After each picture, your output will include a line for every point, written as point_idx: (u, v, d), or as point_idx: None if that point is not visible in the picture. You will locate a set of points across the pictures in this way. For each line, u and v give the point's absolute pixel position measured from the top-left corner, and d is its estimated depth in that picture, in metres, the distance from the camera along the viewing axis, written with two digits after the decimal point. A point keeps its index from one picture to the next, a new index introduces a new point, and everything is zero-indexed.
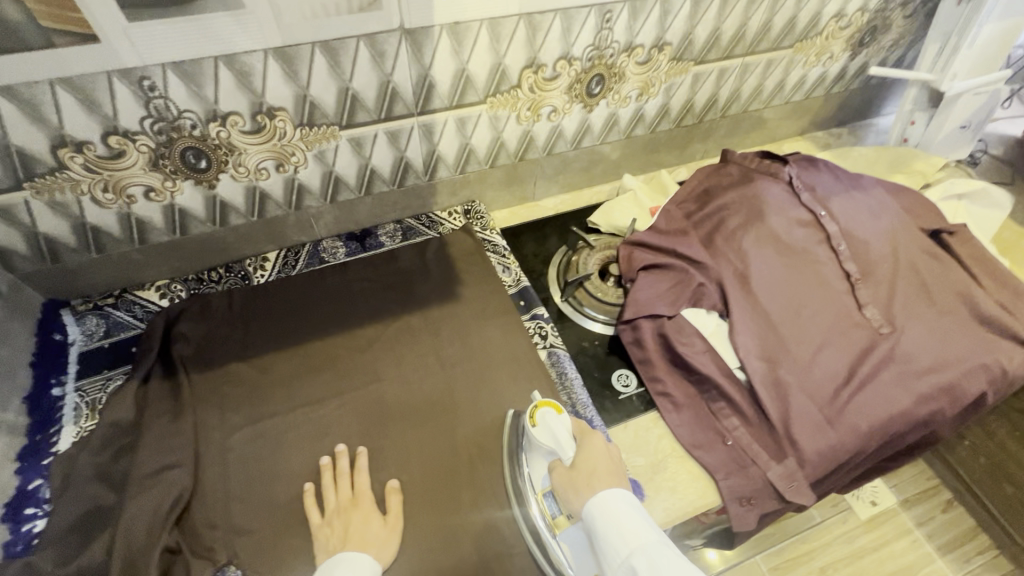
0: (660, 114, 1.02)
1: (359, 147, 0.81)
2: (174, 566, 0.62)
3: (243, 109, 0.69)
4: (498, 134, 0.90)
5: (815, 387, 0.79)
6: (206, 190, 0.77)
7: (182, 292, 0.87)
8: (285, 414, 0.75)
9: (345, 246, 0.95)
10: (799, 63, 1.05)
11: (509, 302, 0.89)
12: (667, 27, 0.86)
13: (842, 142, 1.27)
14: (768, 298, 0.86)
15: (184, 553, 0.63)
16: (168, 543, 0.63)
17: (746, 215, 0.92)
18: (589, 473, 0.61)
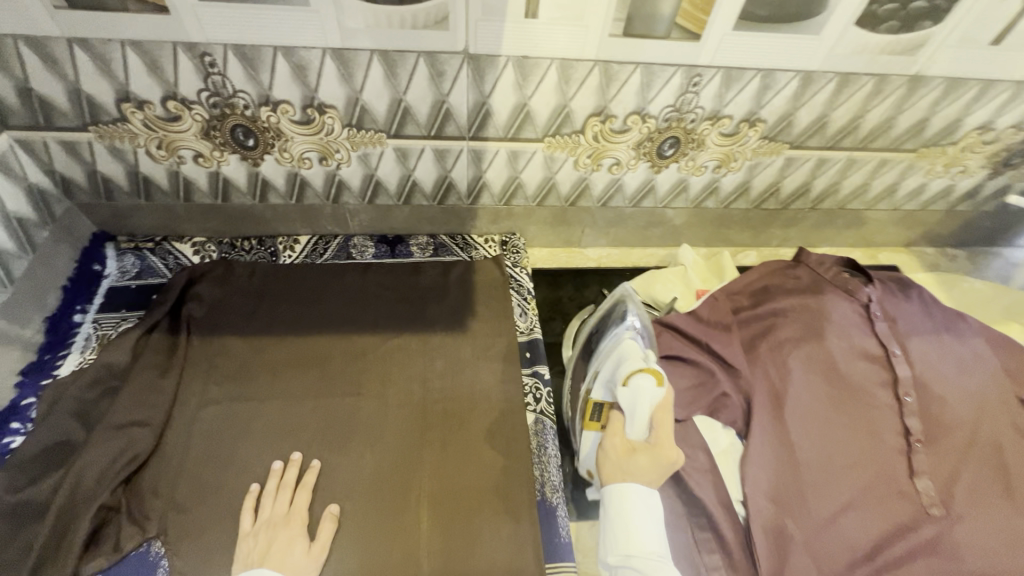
0: (738, 191, 0.92)
1: (404, 158, 0.80)
2: (109, 523, 0.64)
3: (295, 99, 0.70)
4: (550, 174, 0.85)
5: (824, 553, 0.67)
6: (250, 166, 0.79)
7: (213, 253, 0.90)
8: (260, 402, 0.75)
9: (374, 248, 0.93)
10: (918, 170, 0.91)
11: (515, 350, 0.84)
12: (764, 103, 0.76)
13: (953, 267, 1.09)
14: (799, 432, 0.74)
15: (120, 514, 0.64)
16: (107, 500, 0.64)
17: (800, 330, 0.81)
18: (632, 469, 0.65)
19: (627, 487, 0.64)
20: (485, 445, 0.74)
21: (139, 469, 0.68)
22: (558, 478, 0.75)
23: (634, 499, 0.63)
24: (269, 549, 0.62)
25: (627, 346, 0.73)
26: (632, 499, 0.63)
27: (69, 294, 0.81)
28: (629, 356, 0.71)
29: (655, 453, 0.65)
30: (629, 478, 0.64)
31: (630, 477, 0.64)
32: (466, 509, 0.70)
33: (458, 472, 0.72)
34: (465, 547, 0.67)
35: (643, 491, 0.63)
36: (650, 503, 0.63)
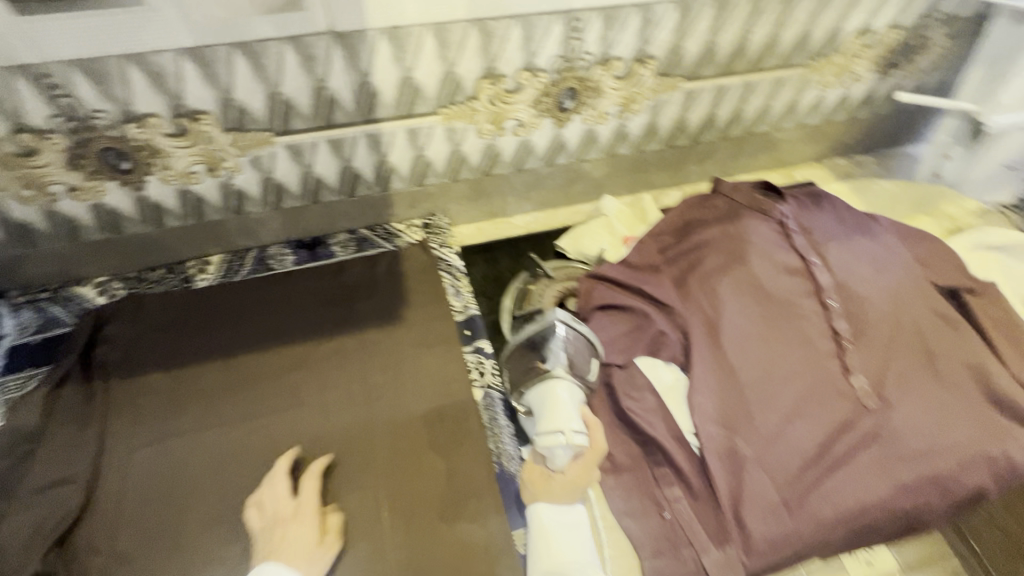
0: (647, 133, 0.92)
1: (298, 154, 0.76)
2: None
3: (161, 111, 0.65)
4: (455, 147, 0.83)
5: (776, 465, 0.70)
6: (134, 191, 0.74)
7: (120, 290, 0.84)
8: (196, 434, 0.72)
9: (293, 255, 0.89)
10: (813, 83, 0.93)
11: (452, 331, 0.82)
12: (650, 39, 0.76)
13: (865, 172, 1.13)
14: (737, 355, 0.76)
15: None
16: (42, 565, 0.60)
17: (725, 258, 0.82)
18: (551, 495, 0.67)
19: (545, 510, 0.66)
20: (440, 430, 0.74)
21: (72, 529, 0.64)
22: (515, 450, 0.75)
23: (551, 520, 0.66)
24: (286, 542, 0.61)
25: (553, 390, 0.71)
26: (550, 519, 0.66)
27: None
28: (555, 406, 0.69)
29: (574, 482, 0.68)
30: (546, 506, 0.67)
31: (547, 502, 0.67)
32: (428, 495, 0.69)
33: (415, 462, 0.71)
34: (432, 533, 0.66)
35: (562, 515, 0.67)
36: (567, 524, 0.66)
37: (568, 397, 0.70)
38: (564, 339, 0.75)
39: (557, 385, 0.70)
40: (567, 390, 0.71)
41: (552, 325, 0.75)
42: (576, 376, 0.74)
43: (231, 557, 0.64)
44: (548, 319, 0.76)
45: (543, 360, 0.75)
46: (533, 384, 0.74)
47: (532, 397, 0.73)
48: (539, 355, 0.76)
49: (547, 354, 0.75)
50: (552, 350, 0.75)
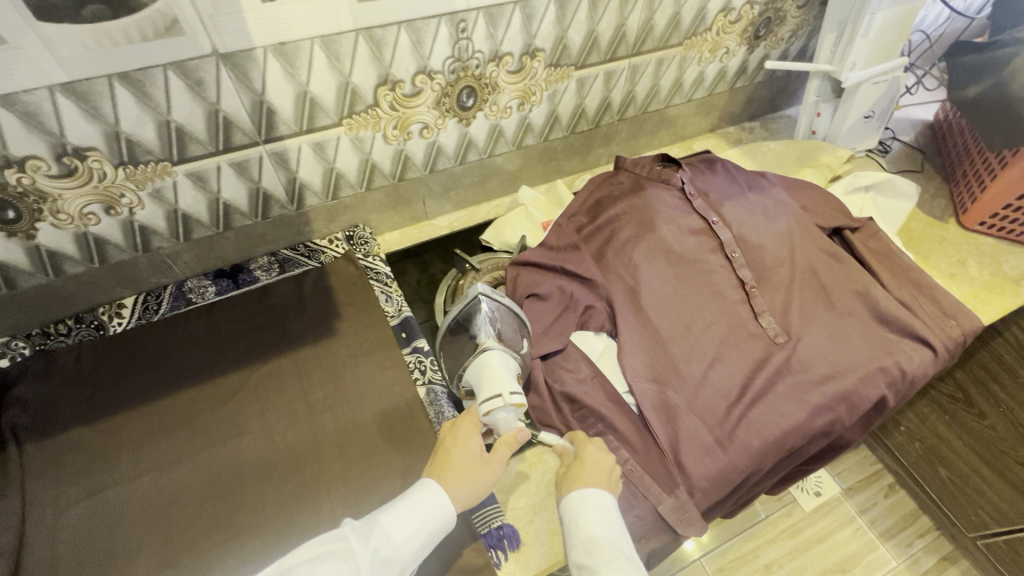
0: (550, 122, 0.97)
1: (202, 182, 0.75)
2: None
3: (42, 152, 0.63)
4: (365, 155, 0.84)
5: (705, 407, 0.76)
6: (25, 241, 0.70)
7: (25, 349, 0.79)
8: (130, 481, 0.69)
9: (214, 285, 0.87)
10: (692, 60, 1.02)
11: (389, 336, 0.83)
12: (534, 33, 0.81)
13: (753, 137, 1.24)
14: (658, 314, 0.82)
15: None
16: None
17: (636, 227, 0.88)
18: (585, 478, 0.66)
19: (582, 495, 0.64)
20: (389, 433, 0.74)
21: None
22: None
23: (587, 500, 0.64)
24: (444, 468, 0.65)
25: (486, 360, 0.71)
26: (583, 500, 0.64)
27: None
28: (489, 374, 0.70)
29: (602, 460, 0.68)
30: (579, 488, 0.65)
31: (581, 486, 0.65)
32: (386, 495, 0.70)
33: (368, 467, 0.71)
34: None
35: (598, 495, 0.64)
36: (603, 506, 0.63)
37: (501, 362, 0.71)
38: (489, 312, 0.76)
39: (489, 354, 0.72)
40: (499, 356, 0.72)
41: (476, 299, 0.76)
42: (510, 346, 0.75)
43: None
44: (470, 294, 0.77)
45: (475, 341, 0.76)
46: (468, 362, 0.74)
47: (469, 376, 0.74)
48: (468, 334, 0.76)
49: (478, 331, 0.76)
50: (480, 324, 0.76)
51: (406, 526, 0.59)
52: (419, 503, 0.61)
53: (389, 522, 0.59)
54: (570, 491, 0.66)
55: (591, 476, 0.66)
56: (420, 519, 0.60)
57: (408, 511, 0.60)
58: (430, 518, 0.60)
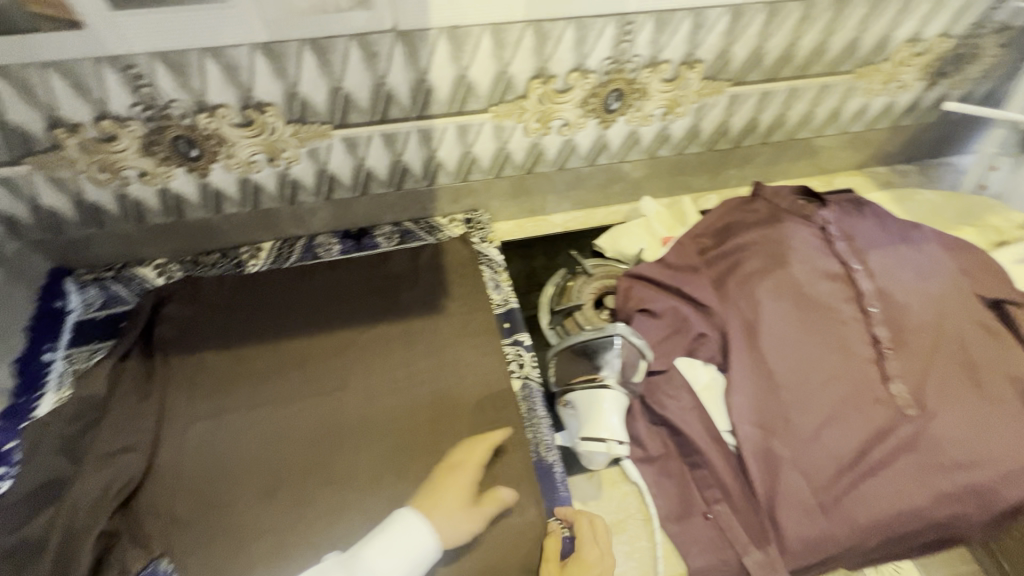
0: (689, 136, 0.94)
1: (353, 147, 0.79)
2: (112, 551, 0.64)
3: (231, 102, 0.69)
4: (502, 144, 0.85)
5: (812, 466, 0.71)
6: (199, 177, 0.78)
7: (177, 272, 0.88)
8: (247, 411, 0.75)
9: (340, 244, 0.93)
10: (859, 90, 0.93)
11: (492, 324, 0.84)
12: (699, 43, 0.77)
13: (906, 182, 1.12)
14: (775, 357, 0.77)
15: (122, 540, 0.64)
16: (108, 527, 0.64)
17: (766, 261, 0.83)
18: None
19: None
20: (480, 420, 0.75)
21: (133, 494, 0.68)
22: (552, 439, 0.76)
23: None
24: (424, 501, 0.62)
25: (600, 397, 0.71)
26: None
27: (36, 334, 0.79)
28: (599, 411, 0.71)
29: (602, 572, 0.64)
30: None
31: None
32: None
33: (457, 449, 0.73)
34: None
35: None
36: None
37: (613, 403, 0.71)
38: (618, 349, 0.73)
39: (604, 394, 0.70)
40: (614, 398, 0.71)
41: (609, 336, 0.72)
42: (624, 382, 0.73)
43: (277, 534, 0.66)
44: (608, 331, 0.72)
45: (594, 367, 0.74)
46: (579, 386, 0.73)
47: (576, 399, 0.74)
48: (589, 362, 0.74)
49: (600, 362, 0.73)
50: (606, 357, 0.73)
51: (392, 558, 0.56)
52: (397, 537, 0.57)
53: (370, 554, 0.56)
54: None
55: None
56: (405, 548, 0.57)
57: (389, 545, 0.57)
58: (417, 549, 0.57)
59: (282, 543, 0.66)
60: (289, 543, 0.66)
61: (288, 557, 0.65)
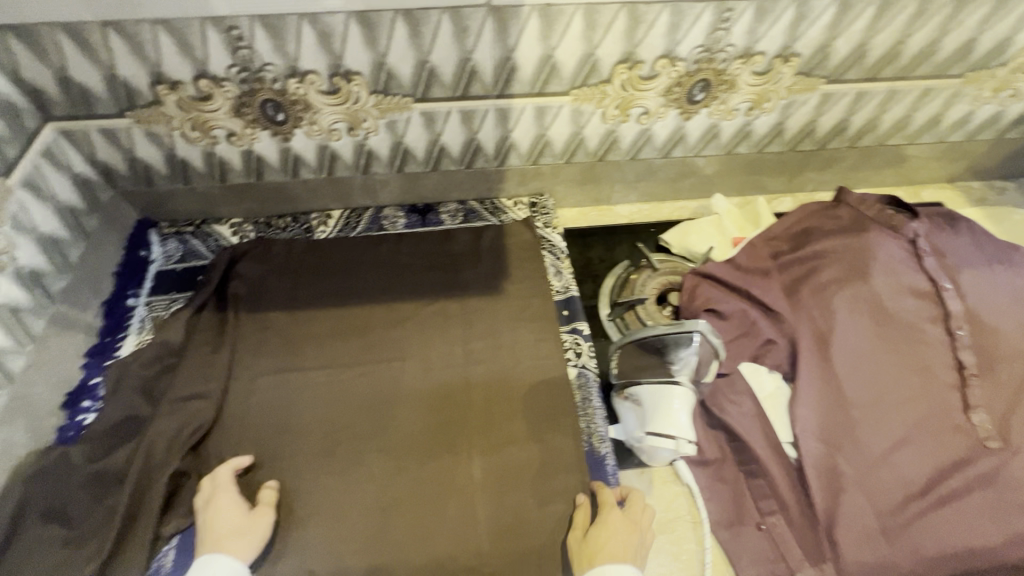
0: (772, 134, 0.90)
1: (431, 122, 0.80)
2: (181, 489, 0.67)
3: (321, 68, 0.70)
4: (578, 129, 0.84)
5: (878, 489, 0.67)
6: (281, 142, 0.80)
7: (250, 233, 0.91)
8: (310, 371, 0.78)
9: (405, 218, 0.94)
10: (965, 97, 0.87)
11: (552, 310, 0.83)
12: (799, 35, 0.74)
13: (1002, 200, 1.04)
14: (847, 371, 0.73)
15: (191, 479, 0.68)
16: (179, 467, 0.67)
17: (845, 270, 0.79)
18: (611, 549, 0.61)
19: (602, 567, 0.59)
20: (533, 403, 0.76)
21: (202, 440, 0.71)
22: (605, 431, 0.75)
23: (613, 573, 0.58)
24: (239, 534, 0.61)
25: (671, 397, 0.61)
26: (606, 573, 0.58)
27: (122, 280, 0.83)
28: (667, 410, 0.61)
29: (626, 530, 0.63)
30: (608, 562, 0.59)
31: (609, 559, 0.59)
32: (519, 463, 0.71)
33: (509, 429, 0.74)
34: (520, 498, 0.69)
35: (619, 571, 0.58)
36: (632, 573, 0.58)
37: (684, 403, 0.61)
38: (694, 349, 0.63)
39: (676, 391, 0.60)
40: (684, 398, 0.61)
41: (689, 332, 0.62)
42: (696, 381, 0.64)
43: (333, 491, 0.68)
44: (687, 327, 0.62)
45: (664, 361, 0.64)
46: (647, 379, 0.63)
47: (640, 392, 0.63)
48: (660, 357, 0.64)
49: (672, 358, 0.63)
50: (681, 353, 0.63)
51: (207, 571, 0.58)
52: None
53: None
54: (594, 563, 0.59)
55: (617, 548, 0.61)
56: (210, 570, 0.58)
57: None
58: None
59: (337, 500, 0.68)
60: (344, 501, 0.68)
61: (343, 514, 0.67)
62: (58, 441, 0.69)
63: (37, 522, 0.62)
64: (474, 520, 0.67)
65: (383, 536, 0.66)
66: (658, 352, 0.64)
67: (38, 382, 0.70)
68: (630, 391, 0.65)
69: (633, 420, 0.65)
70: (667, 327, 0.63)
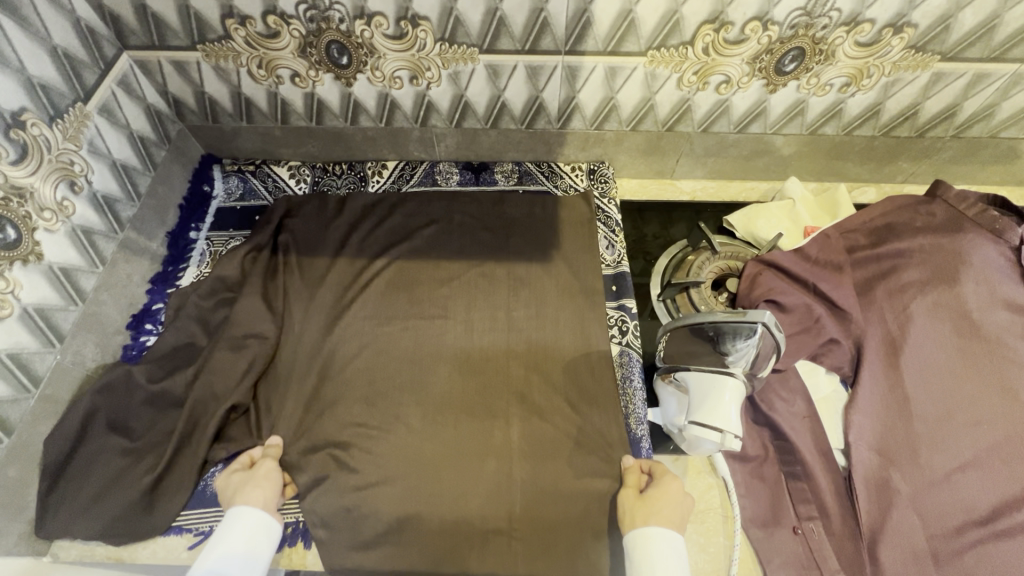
0: (866, 115, 0.81)
1: (495, 75, 0.76)
2: (234, 421, 0.71)
3: (389, 11, 0.68)
4: (650, 94, 0.78)
5: (934, 510, 0.62)
6: (344, 86, 0.79)
7: (307, 177, 0.92)
8: (356, 320, 0.79)
9: (459, 174, 0.92)
10: None
11: (600, 283, 0.81)
12: (919, 2, 0.65)
13: None
14: (916, 382, 0.68)
15: (250, 415, 0.71)
16: (235, 403, 0.70)
17: (930, 274, 0.72)
18: (661, 513, 0.59)
19: (653, 531, 0.57)
20: (575, 376, 0.74)
21: (259, 380, 0.74)
22: (644, 413, 0.73)
23: (659, 536, 0.57)
24: (247, 488, 0.61)
25: (720, 388, 0.57)
26: (656, 540, 0.56)
27: (186, 214, 0.86)
28: (713, 402, 0.57)
29: (683, 498, 0.61)
30: (657, 521, 0.58)
31: (659, 521, 0.58)
32: (557, 436, 0.70)
33: (551, 399, 0.73)
34: (556, 471, 0.68)
35: (670, 539, 0.57)
36: (679, 541, 0.57)
37: (734, 398, 0.57)
38: (754, 342, 0.58)
39: (726, 383, 0.57)
40: (733, 391, 0.57)
41: (751, 324, 0.57)
42: (751, 376, 0.59)
43: (370, 438, 0.70)
44: (750, 318, 0.57)
45: (718, 352, 0.60)
46: (698, 367, 0.60)
47: (687, 379, 0.61)
48: (714, 347, 0.60)
49: (726, 348, 0.59)
50: (738, 345, 0.59)
51: (237, 551, 0.55)
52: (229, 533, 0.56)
53: (230, 536, 0.56)
54: (643, 522, 0.59)
55: (671, 513, 0.59)
56: (252, 537, 0.57)
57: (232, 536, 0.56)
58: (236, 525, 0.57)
59: (374, 447, 0.69)
60: (381, 449, 0.69)
61: (378, 462, 0.68)
62: (122, 359, 0.74)
63: (103, 431, 0.67)
64: (506, 483, 0.67)
65: (414, 486, 0.67)
66: (711, 341, 0.61)
67: (106, 303, 0.73)
68: (677, 375, 0.63)
69: (672, 404, 0.64)
70: (727, 314, 0.59)
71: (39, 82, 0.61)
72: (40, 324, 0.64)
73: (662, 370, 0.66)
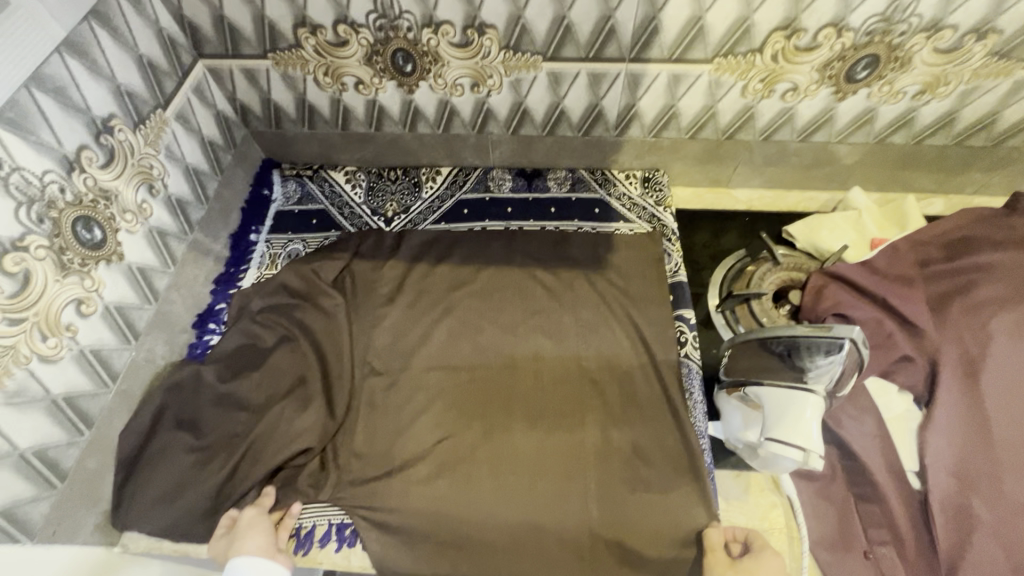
0: (938, 124, 0.78)
1: (556, 83, 0.76)
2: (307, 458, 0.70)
3: (456, 19, 0.69)
4: (712, 102, 0.77)
5: (1021, 542, 0.58)
6: (405, 94, 0.81)
7: (362, 181, 0.93)
8: (421, 372, 0.76)
9: (512, 181, 0.92)
10: None
11: (658, 292, 0.80)
12: (1006, 8, 0.62)
13: None
14: (998, 404, 0.64)
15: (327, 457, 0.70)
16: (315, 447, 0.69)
17: (1010, 291, 0.69)
18: None
19: None
20: (654, 434, 0.70)
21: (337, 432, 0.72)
22: (704, 427, 0.72)
23: None
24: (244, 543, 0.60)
25: (799, 404, 0.55)
26: None
27: (246, 217, 0.88)
28: (794, 418, 0.55)
29: None
30: None
31: None
32: (615, 452, 0.70)
33: (629, 459, 0.69)
34: (616, 487, 0.67)
35: None
36: None
37: (814, 416, 0.55)
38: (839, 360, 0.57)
39: (806, 399, 0.55)
40: (812, 408, 0.55)
41: (837, 339, 0.56)
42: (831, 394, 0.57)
43: (434, 478, 0.68)
44: (835, 333, 0.56)
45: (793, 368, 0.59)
46: (774, 381, 0.58)
47: (761, 395, 0.59)
48: (790, 363, 0.59)
49: (804, 364, 0.58)
50: (818, 362, 0.57)
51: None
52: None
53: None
54: None
55: None
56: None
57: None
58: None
59: (449, 514, 0.66)
60: (457, 516, 0.66)
61: (443, 503, 0.66)
62: (189, 357, 0.76)
63: (172, 428, 0.69)
64: (575, 534, 0.65)
65: (472, 509, 0.66)
66: (787, 356, 0.59)
67: (176, 304, 0.75)
68: (748, 391, 0.61)
69: (736, 418, 0.63)
70: (809, 329, 0.58)
71: (126, 91, 0.64)
72: (120, 321, 0.66)
73: (729, 385, 0.65)
